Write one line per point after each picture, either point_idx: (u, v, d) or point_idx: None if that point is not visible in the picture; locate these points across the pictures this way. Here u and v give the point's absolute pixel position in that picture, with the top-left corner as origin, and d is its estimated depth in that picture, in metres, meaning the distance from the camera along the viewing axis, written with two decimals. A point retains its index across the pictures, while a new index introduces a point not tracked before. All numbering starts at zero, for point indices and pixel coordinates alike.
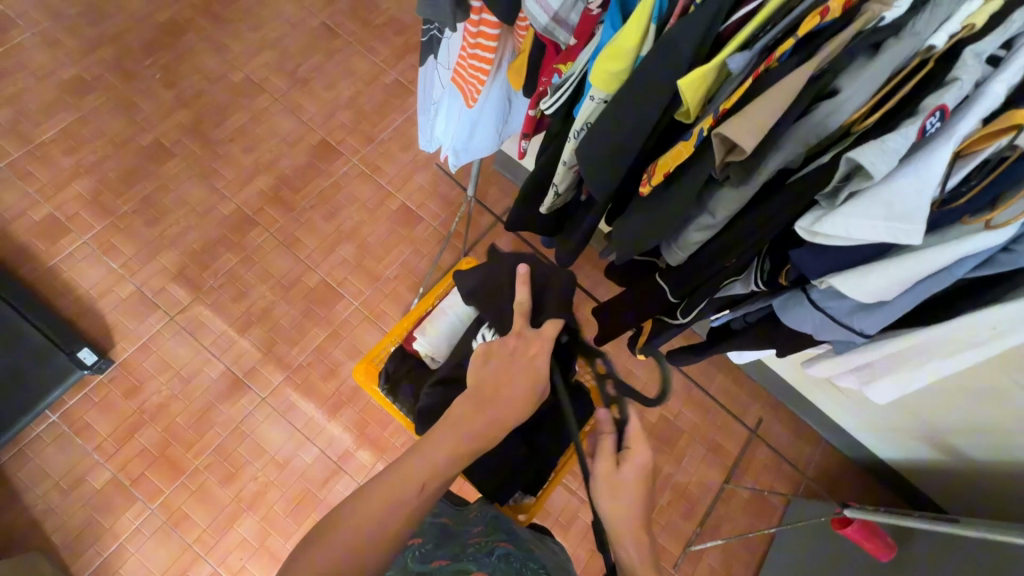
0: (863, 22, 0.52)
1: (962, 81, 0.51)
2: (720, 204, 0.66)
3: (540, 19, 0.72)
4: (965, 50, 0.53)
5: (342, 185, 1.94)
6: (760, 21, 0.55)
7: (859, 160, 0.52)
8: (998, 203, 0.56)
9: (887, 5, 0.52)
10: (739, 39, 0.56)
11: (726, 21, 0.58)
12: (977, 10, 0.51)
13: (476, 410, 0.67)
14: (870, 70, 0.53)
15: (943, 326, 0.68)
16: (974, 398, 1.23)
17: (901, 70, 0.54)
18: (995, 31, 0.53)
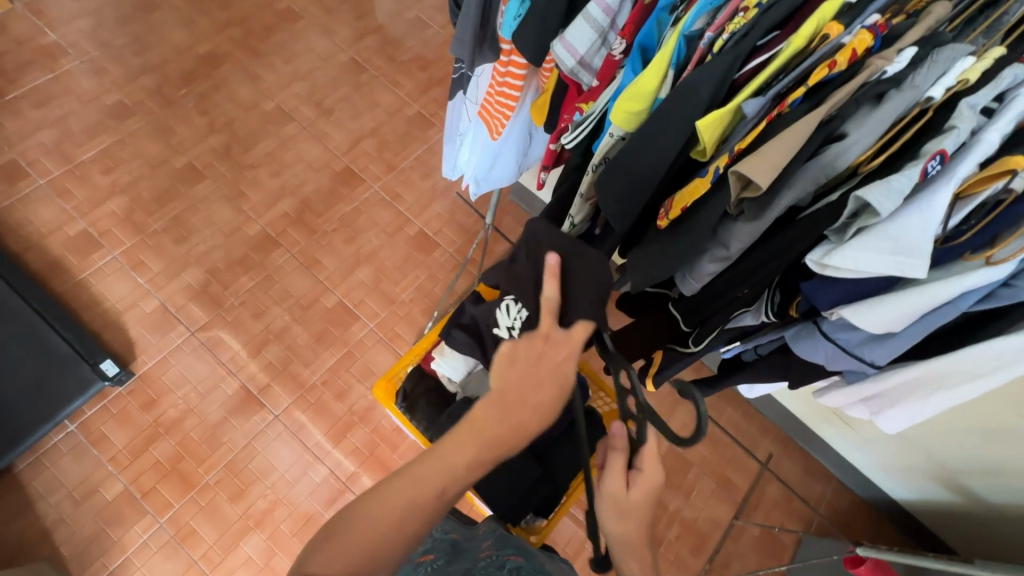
0: (867, 74, 0.56)
1: (959, 128, 0.56)
2: (734, 237, 0.70)
3: (566, 61, 0.78)
4: (961, 102, 0.57)
5: (362, 211, 2.01)
6: (771, 70, 0.60)
7: (866, 198, 0.56)
8: (997, 240, 0.59)
9: (888, 60, 0.56)
10: (752, 87, 0.61)
11: (740, 70, 0.63)
12: (970, 67, 0.56)
13: (501, 417, 0.65)
14: (875, 116, 0.57)
15: (952, 356, 0.70)
16: (986, 437, 1.22)
17: (902, 118, 0.58)
18: (987, 85, 0.57)
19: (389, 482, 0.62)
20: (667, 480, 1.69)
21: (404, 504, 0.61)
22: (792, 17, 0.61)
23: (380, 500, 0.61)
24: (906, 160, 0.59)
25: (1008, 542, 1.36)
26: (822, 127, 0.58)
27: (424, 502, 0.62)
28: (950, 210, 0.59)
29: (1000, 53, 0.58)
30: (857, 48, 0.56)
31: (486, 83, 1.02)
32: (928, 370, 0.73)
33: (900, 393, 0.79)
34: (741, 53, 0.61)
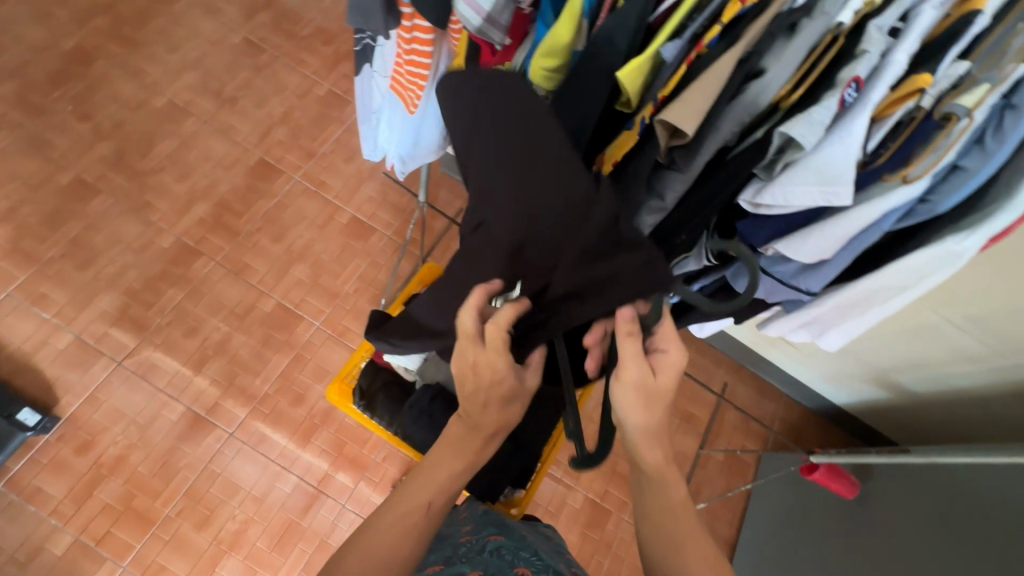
0: (779, 6, 0.55)
1: (870, 53, 0.56)
2: (668, 186, 0.69)
3: (473, 21, 0.72)
4: (869, 24, 0.57)
5: (287, 205, 1.88)
6: (685, 10, 0.58)
7: (790, 133, 0.56)
8: (910, 161, 0.61)
9: None
10: (668, 30, 0.58)
11: (655, 12, 0.61)
12: None
13: (471, 432, 0.65)
14: (791, 48, 0.56)
15: (882, 274, 0.72)
16: (910, 336, 1.34)
17: (817, 46, 0.57)
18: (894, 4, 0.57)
19: (378, 516, 0.62)
20: None
21: (395, 535, 0.60)
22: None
23: (368, 536, 0.60)
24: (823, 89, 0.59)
25: (937, 425, 1.51)
26: (740, 66, 0.57)
27: (412, 527, 0.61)
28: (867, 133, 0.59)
29: None
30: None
31: (392, 51, 0.93)
32: (864, 288, 0.75)
33: (835, 315, 0.82)
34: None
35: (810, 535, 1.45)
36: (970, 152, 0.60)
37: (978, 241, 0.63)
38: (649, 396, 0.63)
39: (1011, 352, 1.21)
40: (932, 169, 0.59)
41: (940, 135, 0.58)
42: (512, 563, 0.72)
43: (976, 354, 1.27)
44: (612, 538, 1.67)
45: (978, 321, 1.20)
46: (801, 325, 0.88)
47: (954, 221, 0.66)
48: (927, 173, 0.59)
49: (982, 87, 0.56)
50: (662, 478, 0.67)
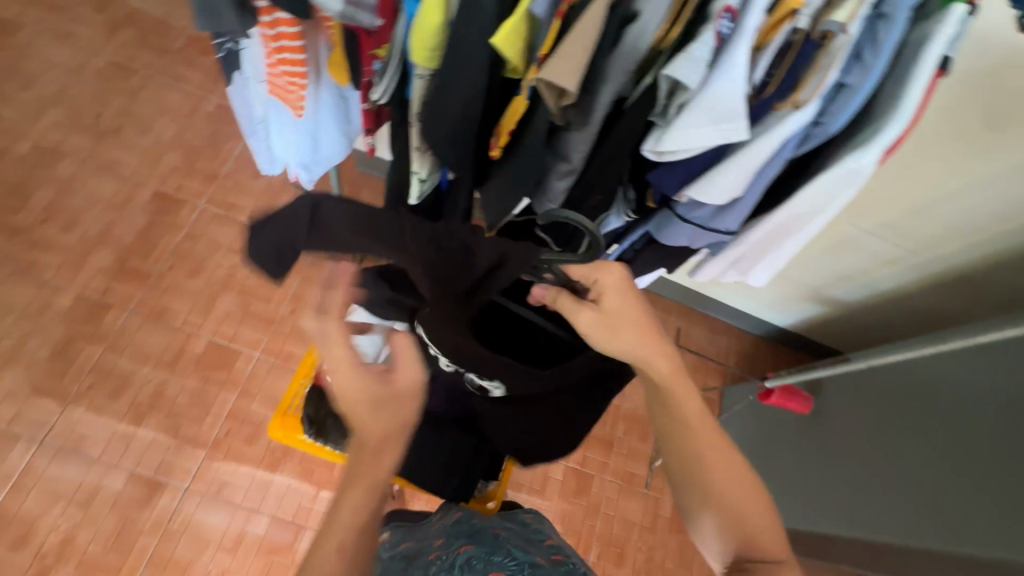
0: None
1: None
2: (573, 148, 0.66)
3: (334, 7, 0.63)
4: None
5: (197, 235, 1.74)
6: None
7: (675, 75, 0.55)
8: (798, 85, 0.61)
9: None
10: None
11: None
12: None
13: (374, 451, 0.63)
14: None
15: (797, 201, 0.73)
16: (835, 251, 1.41)
17: None
18: None
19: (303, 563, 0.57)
20: None
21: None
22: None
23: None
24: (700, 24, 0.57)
25: (872, 328, 1.62)
26: (613, 12, 0.53)
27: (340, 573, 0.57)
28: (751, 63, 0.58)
29: None
30: None
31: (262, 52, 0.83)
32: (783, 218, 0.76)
33: (760, 250, 0.83)
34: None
35: (778, 456, 1.51)
36: (853, 68, 0.60)
37: (876, 154, 0.64)
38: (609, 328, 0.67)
39: (924, 248, 1.30)
40: (818, 89, 0.59)
41: (821, 55, 0.58)
42: (485, 570, 0.72)
43: (892, 257, 1.36)
44: (599, 500, 1.70)
45: (892, 226, 1.27)
46: (730, 266, 0.89)
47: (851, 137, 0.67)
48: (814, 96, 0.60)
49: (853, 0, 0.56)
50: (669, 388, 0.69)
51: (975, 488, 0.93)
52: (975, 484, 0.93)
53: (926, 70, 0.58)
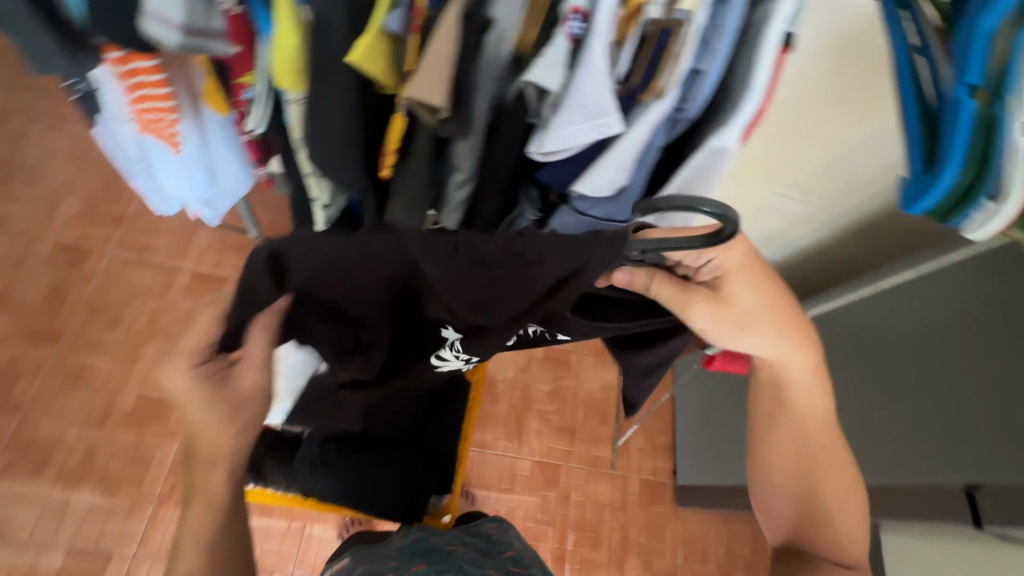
0: None
1: None
2: (460, 158, 0.63)
3: (168, 40, 0.53)
4: None
5: (110, 284, 1.61)
6: None
7: (533, 80, 0.49)
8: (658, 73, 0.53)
9: None
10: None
11: None
12: None
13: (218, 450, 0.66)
14: None
15: (669, 193, 0.63)
16: (754, 214, 1.44)
17: None
18: None
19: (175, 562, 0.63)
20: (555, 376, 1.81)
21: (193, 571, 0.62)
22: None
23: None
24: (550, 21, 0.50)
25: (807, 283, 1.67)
26: (466, 22, 0.48)
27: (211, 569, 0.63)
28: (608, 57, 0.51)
29: None
30: None
31: (121, 92, 0.77)
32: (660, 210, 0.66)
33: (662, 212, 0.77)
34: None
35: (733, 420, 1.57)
36: (705, 51, 0.51)
37: (737, 132, 0.55)
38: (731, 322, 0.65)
39: (832, 203, 1.34)
40: (677, 76, 0.51)
41: (673, 43, 0.50)
42: None
43: (803, 214, 1.41)
44: (568, 489, 1.71)
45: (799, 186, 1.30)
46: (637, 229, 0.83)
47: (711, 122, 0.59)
48: (673, 84, 0.52)
49: None
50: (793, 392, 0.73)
51: (897, 419, 0.98)
52: (902, 416, 0.97)
53: (771, 44, 0.51)
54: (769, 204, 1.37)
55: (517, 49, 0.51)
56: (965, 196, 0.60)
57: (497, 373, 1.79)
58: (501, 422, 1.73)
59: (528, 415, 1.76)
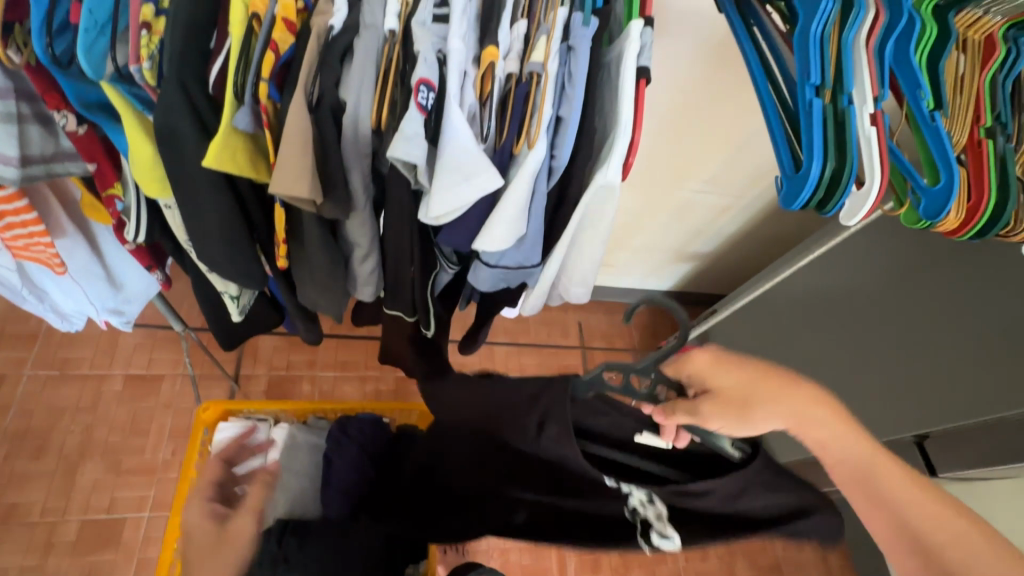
0: (316, 37, 0.48)
1: (424, 52, 0.48)
2: (356, 233, 0.62)
3: (8, 174, 0.55)
4: (412, 25, 0.49)
5: (31, 407, 1.39)
6: (234, 69, 0.46)
7: (398, 156, 0.48)
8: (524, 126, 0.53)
9: (327, 15, 0.49)
10: (228, 97, 0.47)
11: (208, 80, 0.50)
12: None
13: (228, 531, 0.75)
14: (357, 72, 0.48)
15: (568, 234, 0.62)
16: (678, 215, 1.48)
17: (386, 60, 0.49)
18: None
19: None
20: None
21: None
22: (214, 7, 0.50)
23: None
24: (400, 96, 0.50)
25: (739, 269, 1.74)
26: (317, 109, 0.49)
27: None
28: (472, 119, 0.52)
29: None
30: (287, 16, 0.48)
31: None
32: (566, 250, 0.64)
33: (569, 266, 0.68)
34: (186, 63, 0.48)
35: None
36: (562, 99, 0.53)
37: (618, 168, 0.55)
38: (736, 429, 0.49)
39: (744, 192, 1.40)
40: (543, 125, 0.52)
41: (530, 97, 0.52)
42: None
43: (727, 205, 1.46)
44: None
45: (714, 180, 1.35)
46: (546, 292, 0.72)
47: (590, 162, 0.58)
48: (540, 132, 0.52)
49: (541, 38, 0.51)
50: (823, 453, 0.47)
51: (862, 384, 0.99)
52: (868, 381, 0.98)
53: (629, 80, 0.52)
54: (689, 202, 1.41)
55: (376, 126, 0.50)
56: (833, 186, 0.61)
57: None
58: None
59: None
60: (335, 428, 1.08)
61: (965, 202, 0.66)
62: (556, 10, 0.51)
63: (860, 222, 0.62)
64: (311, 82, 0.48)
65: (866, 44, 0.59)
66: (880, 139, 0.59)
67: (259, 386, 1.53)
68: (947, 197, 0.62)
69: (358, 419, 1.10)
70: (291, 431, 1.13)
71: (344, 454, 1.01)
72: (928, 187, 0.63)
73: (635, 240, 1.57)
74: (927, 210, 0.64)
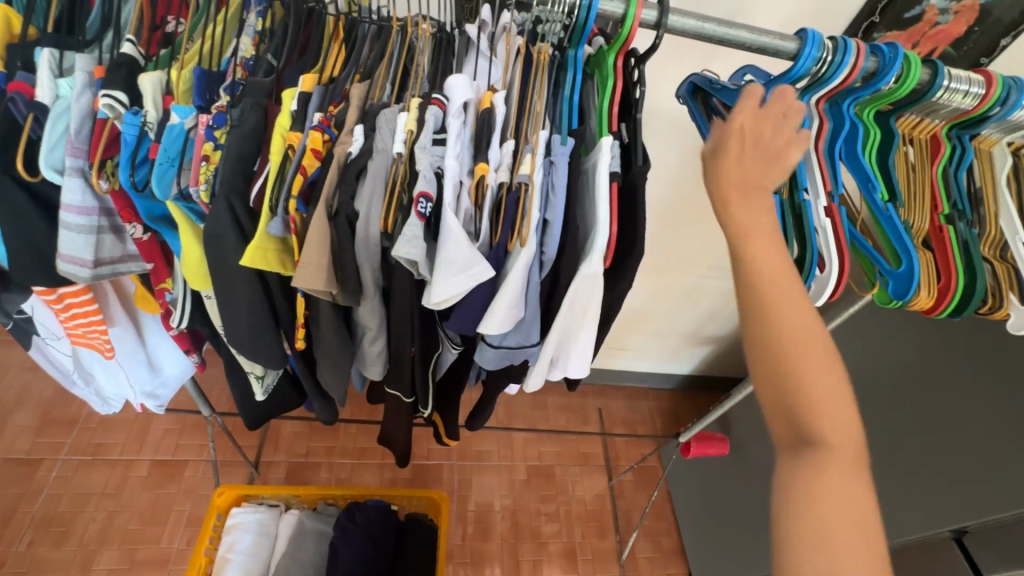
0: (337, 163, 0.59)
1: (424, 171, 0.59)
2: (367, 318, 0.70)
3: (83, 273, 0.66)
4: (416, 149, 0.59)
5: (63, 492, 1.44)
6: (271, 191, 0.59)
7: (400, 254, 0.57)
8: (514, 226, 0.62)
9: (348, 144, 0.60)
10: (265, 211, 0.59)
11: (250, 196, 0.61)
12: (408, 119, 0.60)
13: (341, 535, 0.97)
14: (369, 187, 0.59)
15: (559, 321, 0.68)
16: (686, 299, 1.63)
17: (394, 177, 0.60)
18: (424, 129, 0.60)
19: None
20: (543, 494, 1.73)
21: None
22: (261, 142, 0.62)
23: None
24: (405, 204, 0.60)
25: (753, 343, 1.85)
26: (336, 217, 0.60)
27: None
28: (467, 222, 0.62)
29: (419, 99, 0.61)
30: (316, 147, 0.59)
31: (53, 317, 0.83)
32: (562, 329, 0.69)
33: (562, 344, 0.71)
34: (234, 186, 0.59)
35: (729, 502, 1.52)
36: (548, 203, 0.62)
37: (599, 260, 0.62)
38: (761, 152, 0.52)
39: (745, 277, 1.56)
40: (529, 225, 0.61)
41: (517, 203, 0.61)
42: None
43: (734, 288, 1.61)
44: None
45: (718, 267, 1.52)
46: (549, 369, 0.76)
47: (578, 253, 0.65)
48: (530, 232, 0.61)
49: (526, 154, 0.61)
50: (766, 201, 0.50)
51: None
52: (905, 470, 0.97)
53: (605, 186, 0.60)
54: (692, 287, 1.58)
55: (385, 229, 0.60)
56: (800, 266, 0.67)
57: (485, 503, 1.68)
58: (496, 557, 1.60)
59: (520, 545, 1.63)
60: (343, 514, 1.11)
61: (935, 282, 0.72)
62: (536, 132, 0.61)
63: (827, 302, 0.66)
64: (331, 196, 0.59)
65: (816, 149, 0.67)
66: (835, 229, 0.65)
67: (278, 473, 1.55)
68: (911, 279, 0.67)
69: (365, 505, 1.14)
70: (300, 516, 1.14)
71: (351, 542, 1.05)
72: (897, 270, 0.68)
73: (647, 324, 1.73)
74: (896, 290, 0.68)
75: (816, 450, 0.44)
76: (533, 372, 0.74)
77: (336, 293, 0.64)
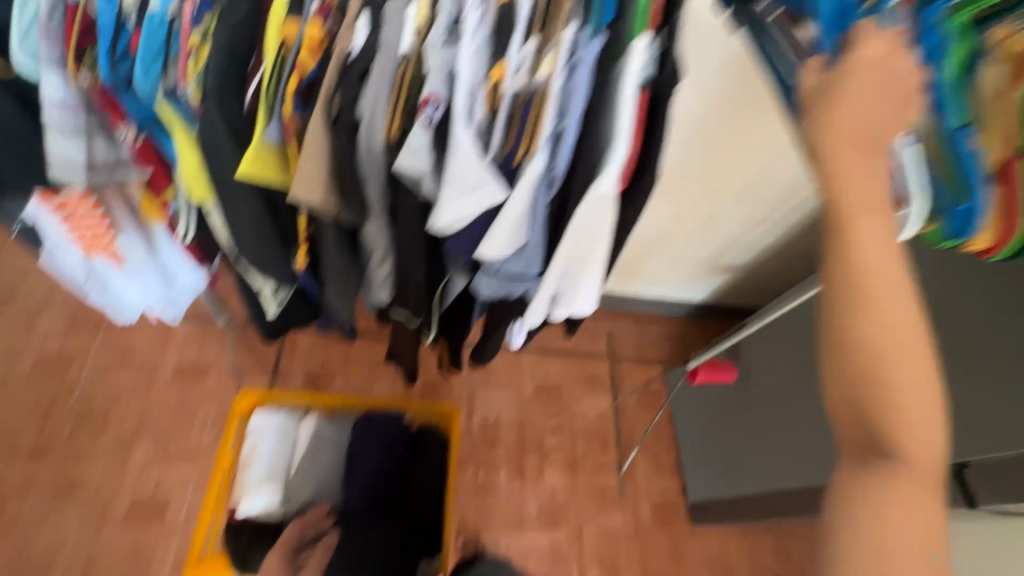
0: (338, 61, 0.53)
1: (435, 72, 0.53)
2: (372, 238, 0.67)
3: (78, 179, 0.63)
4: (427, 46, 0.53)
5: (97, 388, 1.52)
6: (267, 98, 0.54)
7: (404, 169, 0.55)
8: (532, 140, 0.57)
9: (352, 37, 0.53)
10: (260, 119, 0.55)
11: (246, 98, 0.56)
12: (420, 8, 0.53)
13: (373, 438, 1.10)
14: (372, 90, 0.53)
15: (563, 250, 0.64)
16: (706, 226, 1.57)
17: (402, 78, 0.54)
18: (438, 23, 0.53)
19: None
20: (549, 410, 1.79)
21: None
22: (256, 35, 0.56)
23: None
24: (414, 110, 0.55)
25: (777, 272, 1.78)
26: (337, 124, 0.55)
27: None
28: (481, 135, 0.57)
29: None
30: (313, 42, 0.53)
31: (62, 227, 0.82)
32: (565, 263, 0.67)
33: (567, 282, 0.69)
34: (228, 86, 0.54)
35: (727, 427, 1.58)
36: (563, 114, 0.56)
37: (613, 176, 0.57)
38: (879, 115, 0.44)
39: (773, 203, 1.47)
40: (542, 138, 0.56)
41: (541, 115, 0.56)
42: None
43: (758, 215, 1.53)
44: (577, 521, 1.66)
45: (744, 192, 1.43)
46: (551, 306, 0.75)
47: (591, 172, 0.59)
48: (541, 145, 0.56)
49: (549, 55, 0.54)
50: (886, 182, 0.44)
51: None
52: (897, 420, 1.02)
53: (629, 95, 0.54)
54: (713, 213, 1.51)
55: (389, 139, 0.55)
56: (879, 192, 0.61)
57: (493, 416, 1.75)
58: (500, 465, 1.69)
59: (526, 455, 1.72)
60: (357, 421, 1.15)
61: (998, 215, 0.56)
62: (562, 28, 0.54)
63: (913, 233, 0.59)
64: (331, 99, 0.54)
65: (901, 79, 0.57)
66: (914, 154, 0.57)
67: (297, 380, 1.61)
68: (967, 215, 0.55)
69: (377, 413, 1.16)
70: (317, 421, 1.19)
71: (366, 446, 1.11)
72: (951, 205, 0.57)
73: (663, 251, 1.68)
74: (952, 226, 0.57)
75: (889, 463, 0.44)
76: (532, 306, 0.72)
77: (339, 209, 0.61)
